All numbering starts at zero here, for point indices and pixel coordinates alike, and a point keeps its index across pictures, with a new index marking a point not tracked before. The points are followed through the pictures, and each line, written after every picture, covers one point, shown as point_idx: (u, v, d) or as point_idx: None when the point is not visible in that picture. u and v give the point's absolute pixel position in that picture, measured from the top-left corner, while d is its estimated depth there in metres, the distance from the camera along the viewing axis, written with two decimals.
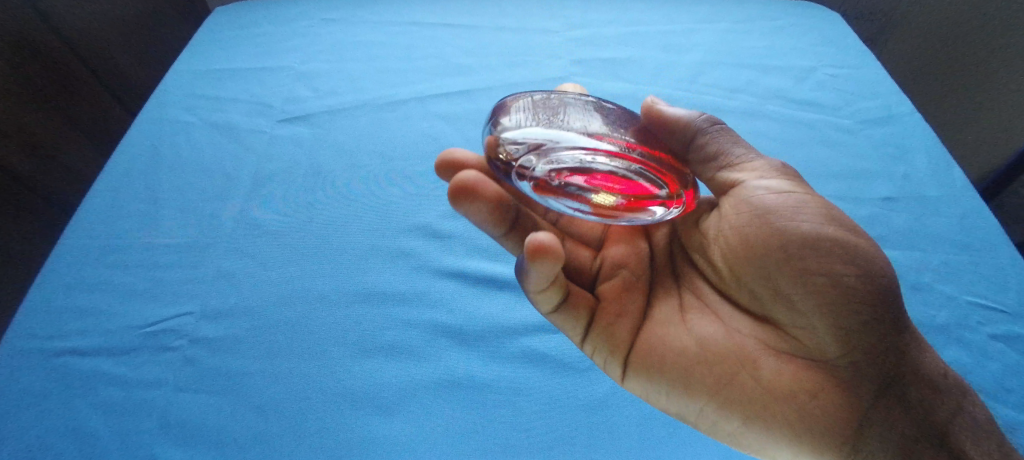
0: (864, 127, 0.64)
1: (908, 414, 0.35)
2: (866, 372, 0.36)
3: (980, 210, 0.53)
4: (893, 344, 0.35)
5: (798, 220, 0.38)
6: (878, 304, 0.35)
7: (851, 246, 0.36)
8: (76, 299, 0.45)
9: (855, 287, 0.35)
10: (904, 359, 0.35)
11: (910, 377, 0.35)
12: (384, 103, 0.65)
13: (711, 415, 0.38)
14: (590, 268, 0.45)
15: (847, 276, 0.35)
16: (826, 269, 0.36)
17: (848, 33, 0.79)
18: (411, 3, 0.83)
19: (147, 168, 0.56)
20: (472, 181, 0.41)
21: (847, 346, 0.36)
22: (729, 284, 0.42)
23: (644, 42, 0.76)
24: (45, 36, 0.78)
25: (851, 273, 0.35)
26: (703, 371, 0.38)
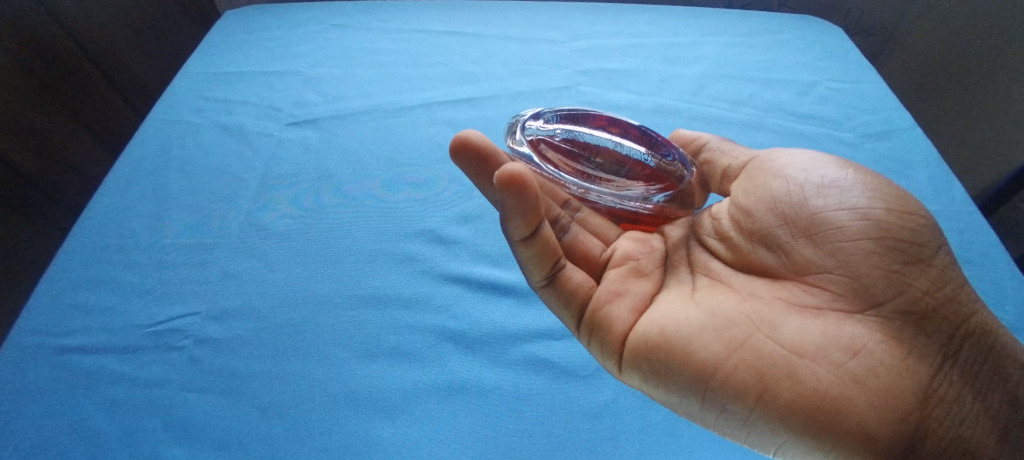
0: (865, 141, 0.64)
1: (964, 381, 0.33)
2: (919, 328, 0.34)
3: (981, 225, 0.54)
4: (943, 297, 0.35)
5: (814, 171, 0.41)
6: (910, 247, 0.36)
7: (875, 187, 0.39)
8: (83, 296, 0.45)
9: (888, 222, 0.36)
10: (954, 316, 0.35)
11: (962, 337, 0.34)
12: (390, 109, 0.66)
13: (732, 385, 0.34)
14: (599, 258, 0.46)
15: (876, 210, 0.37)
16: (849, 209, 0.38)
17: (850, 48, 0.80)
18: (420, 11, 0.84)
19: (157, 169, 0.57)
20: (474, 141, 0.44)
21: (894, 294, 0.35)
22: (745, 252, 0.42)
23: (649, 53, 0.77)
24: (57, 37, 0.79)
25: (880, 208, 0.37)
26: (721, 331, 0.35)
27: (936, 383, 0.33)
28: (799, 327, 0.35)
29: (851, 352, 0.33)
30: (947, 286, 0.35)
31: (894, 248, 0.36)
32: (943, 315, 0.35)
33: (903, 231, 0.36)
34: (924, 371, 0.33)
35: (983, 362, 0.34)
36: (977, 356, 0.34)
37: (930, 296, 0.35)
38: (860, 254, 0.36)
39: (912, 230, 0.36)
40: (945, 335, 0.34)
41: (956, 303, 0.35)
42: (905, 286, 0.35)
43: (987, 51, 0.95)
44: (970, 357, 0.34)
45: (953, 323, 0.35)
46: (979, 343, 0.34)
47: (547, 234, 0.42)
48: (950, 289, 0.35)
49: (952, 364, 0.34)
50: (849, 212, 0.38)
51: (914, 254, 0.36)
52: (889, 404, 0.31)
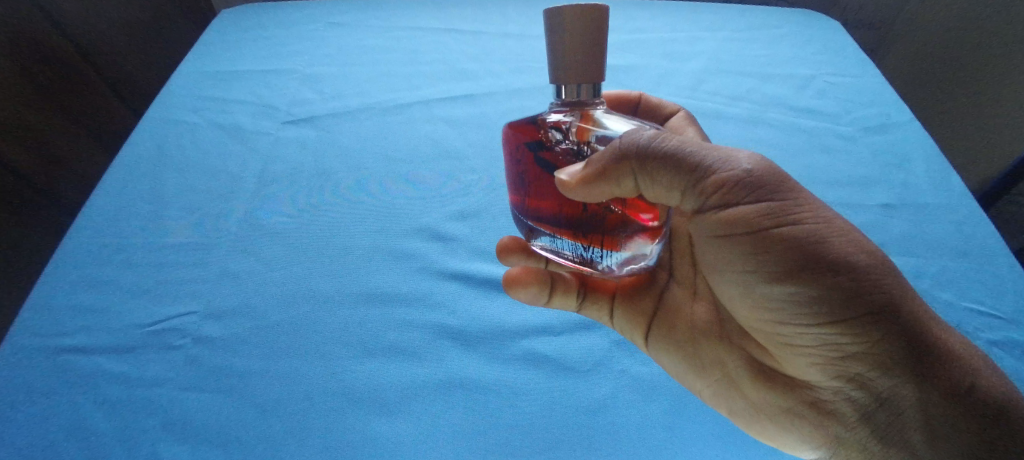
0: (864, 135, 0.64)
1: (926, 444, 0.31)
2: (867, 393, 0.33)
3: (980, 217, 0.54)
4: (901, 362, 0.31)
5: (766, 246, 0.32)
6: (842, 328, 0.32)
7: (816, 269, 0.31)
8: (80, 297, 0.45)
9: (814, 309, 0.32)
10: (913, 380, 0.31)
11: (925, 398, 0.30)
12: (388, 107, 0.66)
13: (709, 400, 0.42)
14: None
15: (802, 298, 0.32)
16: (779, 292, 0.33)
17: (849, 42, 0.80)
18: (417, 9, 0.84)
19: (153, 168, 0.57)
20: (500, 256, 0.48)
21: (834, 363, 0.34)
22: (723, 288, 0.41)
23: (646, 49, 0.77)
24: (52, 37, 0.79)
25: (807, 295, 0.32)
26: (692, 366, 0.42)
27: (889, 445, 0.33)
28: (766, 381, 0.39)
29: (810, 404, 0.37)
30: (904, 348, 0.30)
31: (818, 322, 0.32)
32: (895, 380, 0.31)
33: (831, 301, 0.31)
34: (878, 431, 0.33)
35: (959, 419, 0.30)
36: (949, 416, 0.30)
37: (877, 366, 0.32)
38: (787, 328, 0.35)
39: (842, 295, 0.30)
40: (903, 400, 0.31)
41: (921, 361, 0.30)
42: (841, 359, 0.33)
43: (985, 44, 0.95)
44: (938, 421, 0.30)
45: (911, 388, 0.31)
46: (951, 400, 0.30)
47: (560, 284, 0.46)
48: (911, 348, 0.30)
49: (911, 428, 0.31)
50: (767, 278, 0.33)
51: (851, 325, 0.31)
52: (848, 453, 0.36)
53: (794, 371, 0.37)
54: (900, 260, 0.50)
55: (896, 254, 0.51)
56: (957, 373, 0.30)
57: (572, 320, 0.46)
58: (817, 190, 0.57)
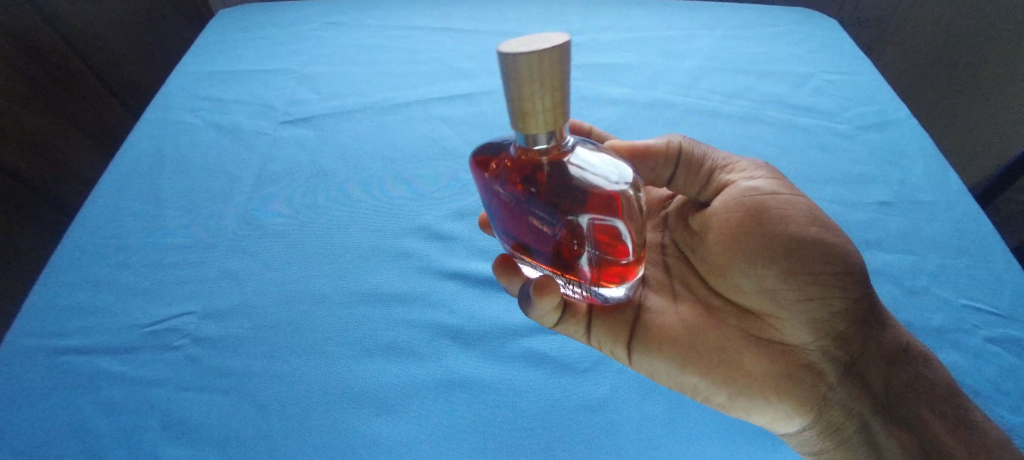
0: (861, 132, 0.64)
1: (897, 388, 0.38)
2: (848, 348, 0.40)
3: (977, 214, 0.54)
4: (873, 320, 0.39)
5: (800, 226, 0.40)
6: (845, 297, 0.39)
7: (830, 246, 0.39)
8: (78, 298, 0.45)
9: (829, 280, 0.39)
10: (882, 337, 0.39)
11: (889, 351, 0.39)
12: (385, 107, 0.66)
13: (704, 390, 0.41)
14: None
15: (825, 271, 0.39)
16: (809, 266, 0.39)
17: (845, 39, 0.80)
18: (414, 8, 0.84)
19: (151, 169, 0.57)
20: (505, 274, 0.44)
21: (828, 325, 0.40)
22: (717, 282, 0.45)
23: (643, 48, 0.77)
24: (49, 37, 0.78)
25: (830, 269, 0.38)
26: (687, 353, 0.43)
27: (872, 395, 0.39)
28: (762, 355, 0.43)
29: (799, 370, 0.42)
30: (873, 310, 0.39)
31: (825, 288, 0.39)
32: (869, 337, 0.39)
33: (836, 270, 0.38)
34: (859, 383, 0.40)
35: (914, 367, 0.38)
36: (911, 364, 0.38)
37: (860, 322, 0.39)
38: (793, 296, 0.41)
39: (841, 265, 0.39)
40: (871, 352, 0.39)
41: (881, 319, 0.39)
42: (835, 319, 0.40)
43: (984, 41, 0.95)
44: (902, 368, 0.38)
45: (879, 340, 0.39)
46: (908, 354, 0.39)
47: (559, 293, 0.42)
48: (875, 309, 0.39)
49: (884, 376, 0.39)
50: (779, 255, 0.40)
51: (848, 289, 0.39)
52: (836, 409, 0.40)
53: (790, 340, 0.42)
54: (898, 258, 0.50)
55: (893, 251, 0.51)
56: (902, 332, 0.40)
57: None
58: (814, 187, 0.58)
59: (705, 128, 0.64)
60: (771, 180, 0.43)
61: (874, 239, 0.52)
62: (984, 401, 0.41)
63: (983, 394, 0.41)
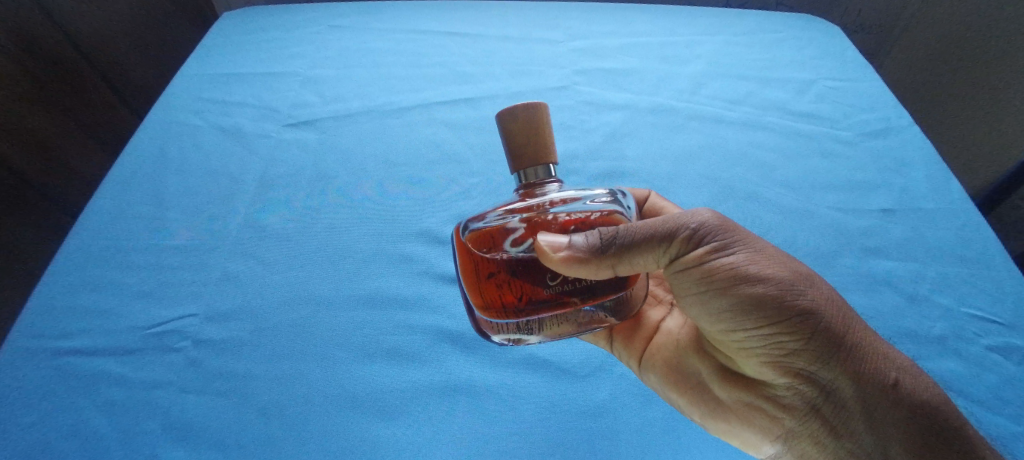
0: (863, 139, 0.64)
1: (872, 437, 0.32)
2: (813, 387, 0.35)
3: (978, 222, 0.54)
4: (835, 355, 0.33)
5: (733, 262, 0.35)
6: (792, 331, 0.34)
7: (761, 278, 0.34)
8: (81, 299, 0.45)
9: (765, 313, 0.34)
10: (856, 377, 0.33)
11: (868, 394, 0.32)
12: (388, 110, 0.66)
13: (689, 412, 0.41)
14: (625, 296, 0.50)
15: (760, 301, 0.34)
16: (744, 293, 0.35)
17: (848, 47, 0.80)
18: (417, 12, 0.84)
19: (154, 171, 0.57)
20: None
21: (782, 362, 0.35)
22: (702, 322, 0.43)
23: (646, 53, 0.77)
24: (53, 37, 0.79)
25: (762, 298, 0.34)
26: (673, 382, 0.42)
27: (844, 439, 0.33)
28: (732, 381, 0.40)
29: (773, 402, 0.37)
30: (835, 346, 0.33)
31: (756, 324, 0.35)
32: (838, 376, 0.33)
33: (763, 307, 0.34)
34: (829, 424, 0.34)
35: (896, 414, 0.31)
36: (892, 413, 0.31)
37: (816, 362, 0.34)
38: (735, 331, 0.37)
39: (768, 301, 0.34)
40: (844, 393, 0.33)
41: (849, 355, 0.33)
42: (787, 354, 0.35)
43: (989, 47, 0.95)
44: (879, 415, 0.32)
45: (851, 380, 0.33)
46: (892, 399, 0.32)
47: None
48: (843, 345, 0.33)
49: (855, 421, 0.33)
50: (705, 295, 0.37)
51: (781, 326, 0.34)
52: (803, 447, 0.36)
53: (753, 372, 0.38)
54: (900, 265, 0.50)
55: (895, 258, 0.51)
56: (890, 369, 0.33)
57: None
58: (816, 194, 0.58)
59: (707, 134, 0.64)
60: (718, 226, 0.35)
61: (875, 246, 0.52)
62: (986, 410, 0.41)
63: (983, 404, 0.41)
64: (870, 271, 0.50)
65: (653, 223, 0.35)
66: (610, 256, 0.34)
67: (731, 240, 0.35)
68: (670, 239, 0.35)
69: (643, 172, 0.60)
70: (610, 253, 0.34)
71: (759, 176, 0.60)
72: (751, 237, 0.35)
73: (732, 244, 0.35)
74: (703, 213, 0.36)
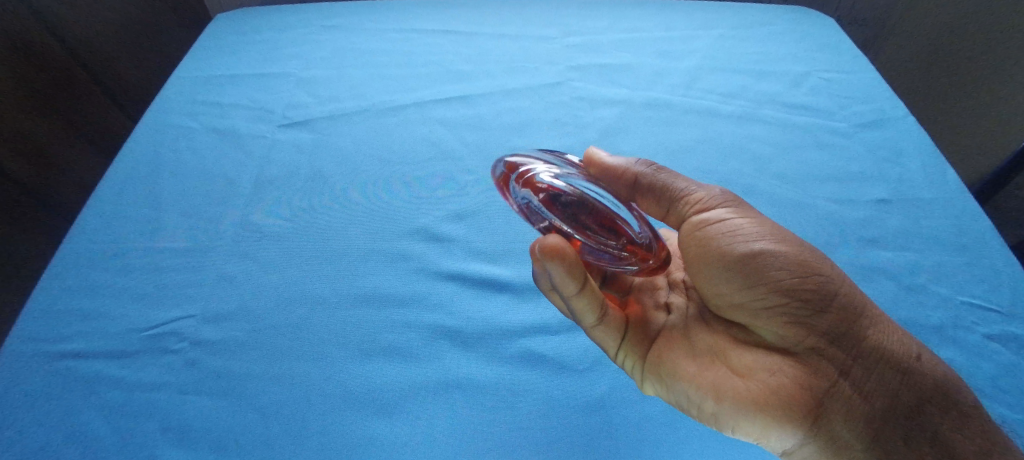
0: (859, 130, 0.64)
1: (897, 396, 0.35)
2: (838, 350, 0.36)
3: (974, 211, 0.54)
4: (853, 317, 0.36)
5: (755, 231, 0.39)
6: (818, 287, 0.36)
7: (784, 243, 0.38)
8: (78, 302, 0.45)
9: (792, 269, 0.37)
10: (876, 338, 0.36)
11: (888, 355, 0.35)
12: (383, 109, 0.66)
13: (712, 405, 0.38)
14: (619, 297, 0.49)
15: (786, 258, 0.37)
16: (771, 251, 0.38)
17: (842, 38, 0.80)
18: (411, 11, 0.84)
19: (150, 173, 0.57)
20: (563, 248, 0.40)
21: (808, 323, 0.37)
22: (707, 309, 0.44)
23: (640, 48, 0.77)
24: (47, 42, 0.79)
25: (788, 256, 0.37)
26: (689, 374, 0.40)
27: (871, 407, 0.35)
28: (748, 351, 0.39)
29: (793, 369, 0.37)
30: (854, 308, 0.37)
31: (783, 279, 0.37)
32: (860, 337, 0.36)
33: (789, 267, 0.37)
34: (854, 385, 0.35)
35: (918, 375, 0.35)
36: (911, 371, 0.35)
37: (843, 321, 0.36)
38: (758, 291, 0.38)
39: (794, 263, 0.37)
40: (867, 356, 0.35)
41: (865, 318, 0.36)
42: (813, 314, 0.36)
43: (979, 41, 0.97)
44: (902, 379, 0.35)
45: (872, 342, 0.36)
46: (910, 360, 0.35)
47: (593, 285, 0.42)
48: (859, 306, 0.37)
49: (880, 380, 0.35)
50: (728, 257, 0.39)
51: (807, 284, 0.37)
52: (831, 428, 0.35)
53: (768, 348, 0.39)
54: (897, 255, 0.50)
55: (891, 248, 0.51)
56: (900, 335, 0.37)
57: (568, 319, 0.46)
58: (812, 186, 0.58)
59: (702, 128, 0.64)
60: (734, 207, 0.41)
61: (872, 236, 0.52)
62: (985, 398, 0.41)
63: (983, 392, 0.41)
64: (867, 261, 0.50)
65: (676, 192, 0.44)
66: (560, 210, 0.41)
67: (748, 218, 0.41)
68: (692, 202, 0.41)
69: None
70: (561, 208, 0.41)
71: (755, 169, 0.60)
72: (760, 216, 0.41)
73: (747, 216, 0.41)
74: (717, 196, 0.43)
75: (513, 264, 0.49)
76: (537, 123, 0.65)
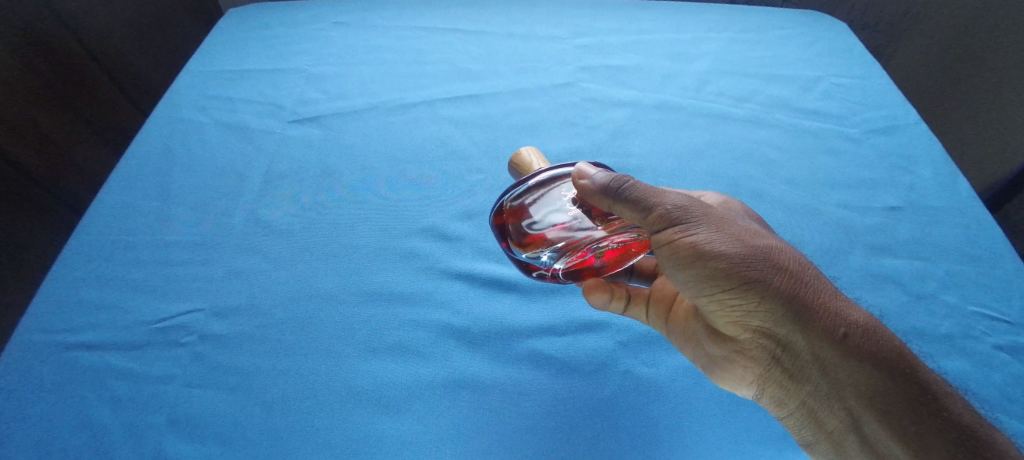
0: (870, 137, 0.64)
1: (829, 383, 0.36)
2: (772, 340, 0.39)
3: (985, 220, 0.54)
4: (786, 313, 0.37)
5: (696, 232, 0.38)
6: (745, 287, 0.37)
7: (717, 244, 0.38)
8: (88, 293, 0.45)
9: (720, 274, 0.38)
10: (810, 334, 0.36)
11: (820, 348, 0.36)
12: (393, 107, 0.66)
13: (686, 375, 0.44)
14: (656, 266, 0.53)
15: (717, 264, 0.38)
16: (702, 257, 0.38)
17: (855, 43, 0.80)
18: (421, 8, 0.84)
19: (160, 166, 0.57)
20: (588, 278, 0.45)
21: (742, 320, 0.40)
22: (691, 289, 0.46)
23: (650, 50, 0.77)
24: (62, 36, 0.79)
25: (720, 262, 0.37)
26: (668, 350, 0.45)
27: (802, 383, 0.38)
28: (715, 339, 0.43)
29: (743, 353, 0.41)
30: (785, 306, 0.36)
31: (715, 283, 0.39)
32: (790, 332, 0.37)
33: (718, 277, 0.38)
34: (790, 370, 0.38)
35: (846, 356, 0.34)
36: (847, 362, 0.34)
37: (769, 316, 0.37)
38: (701, 292, 0.40)
39: (725, 272, 0.38)
40: (798, 346, 0.37)
41: (799, 310, 0.36)
42: (745, 311, 0.39)
43: (988, 47, 0.96)
44: (826, 364, 0.35)
45: (802, 335, 0.36)
46: (842, 353, 0.35)
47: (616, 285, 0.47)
48: (792, 302, 0.36)
49: (810, 368, 0.37)
50: (672, 264, 0.40)
51: (732, 292, 0.38)
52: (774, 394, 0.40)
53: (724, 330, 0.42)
54: (906, 263, 0.50)
55: (902, 257, 0.50)
56: (846, 323, 0.35)
57: (576, 320, 0.45)
58: (822, 192, 0.57)
59: (712, 131, 0.64)
60: (686, 205, 0.39)
61: (881, 243, 0.52)
62: (990, 408, 0.41)
63: (988, 401, 0.41)
64: (877, 269, 0.50)
65: (643, 190, 0.38)
66: (614, 199, 0.38)
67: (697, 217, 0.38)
68: (649, 212, 0.38)
69: (649, 170, 0.60)
70: (616, 197, 0.37)
71: (765, 173, 0.59)
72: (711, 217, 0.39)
73: (698, 220, 0.38)
74: (676, 196, 0.39)
75: None
76: (546, 123, 0.64)
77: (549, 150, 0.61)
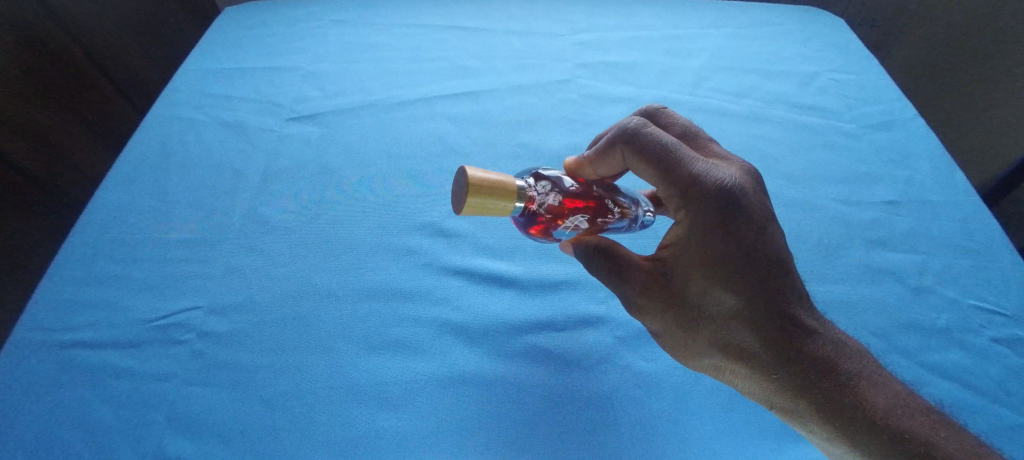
0: (867, 132, 0.64)
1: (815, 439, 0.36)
2: None
3: (983, 215, 0.54)
4: (755, 380, 0.37)
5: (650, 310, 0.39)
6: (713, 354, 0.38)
7: (675, 317, 0.38)
8: (86, 292, 0.45)
9: (685, 344, 0.39)
10: (781, 400, 0.36)
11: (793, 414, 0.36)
12: (391, 104, 0.66)
13: None
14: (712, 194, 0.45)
15: (680, 334, 0.39)
16: (666, 329, 0.39)
17: (853, 39, 0.80)
18: (419, 6, 0.84)
19: (158, 165, 0.57)
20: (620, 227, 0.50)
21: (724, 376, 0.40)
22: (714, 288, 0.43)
23: (648, 47, 0.77)
24: (57, 35, 0.79)
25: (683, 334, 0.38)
26: None
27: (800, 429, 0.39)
28: None
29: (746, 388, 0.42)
30: (751, 374, 0.37)
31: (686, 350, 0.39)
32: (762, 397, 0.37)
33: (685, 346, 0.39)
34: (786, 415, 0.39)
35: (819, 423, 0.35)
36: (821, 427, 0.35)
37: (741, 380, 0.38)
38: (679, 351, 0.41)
39: (691, 341, 0.38)
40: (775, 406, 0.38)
41: (766, 379, 0.36)
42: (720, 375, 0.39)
43: (994, 43, 0.96)
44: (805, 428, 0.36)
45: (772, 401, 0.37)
46: (814, 419, 0.35)
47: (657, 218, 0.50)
48: (759, 371, 0.36)
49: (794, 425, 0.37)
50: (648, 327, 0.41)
51: (702, 358, 0.39)
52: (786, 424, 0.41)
53: None
54: (904, 257, 0.50)
55: (899, 251, 0.51)
56: (804, 393, 0.35)
57: (574, 315, 0.46)
58: (820, 187, 0.58)
59: (710, 127, 0.64)
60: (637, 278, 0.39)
61: (879, 238, 0.52)
62: (989, 400, 0.41)
63: (987, 394, 0.41)
64: (874, 263, 0.50)
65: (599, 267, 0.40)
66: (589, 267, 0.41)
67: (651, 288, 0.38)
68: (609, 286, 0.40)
69: None
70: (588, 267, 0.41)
71: (764, 169, 0.59)
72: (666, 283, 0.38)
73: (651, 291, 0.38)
74: (626, 270, 0.39)
75: (520, 260, 0.50)
76: (544, 120, 0.64)
77: (548, 146, 0.61)
